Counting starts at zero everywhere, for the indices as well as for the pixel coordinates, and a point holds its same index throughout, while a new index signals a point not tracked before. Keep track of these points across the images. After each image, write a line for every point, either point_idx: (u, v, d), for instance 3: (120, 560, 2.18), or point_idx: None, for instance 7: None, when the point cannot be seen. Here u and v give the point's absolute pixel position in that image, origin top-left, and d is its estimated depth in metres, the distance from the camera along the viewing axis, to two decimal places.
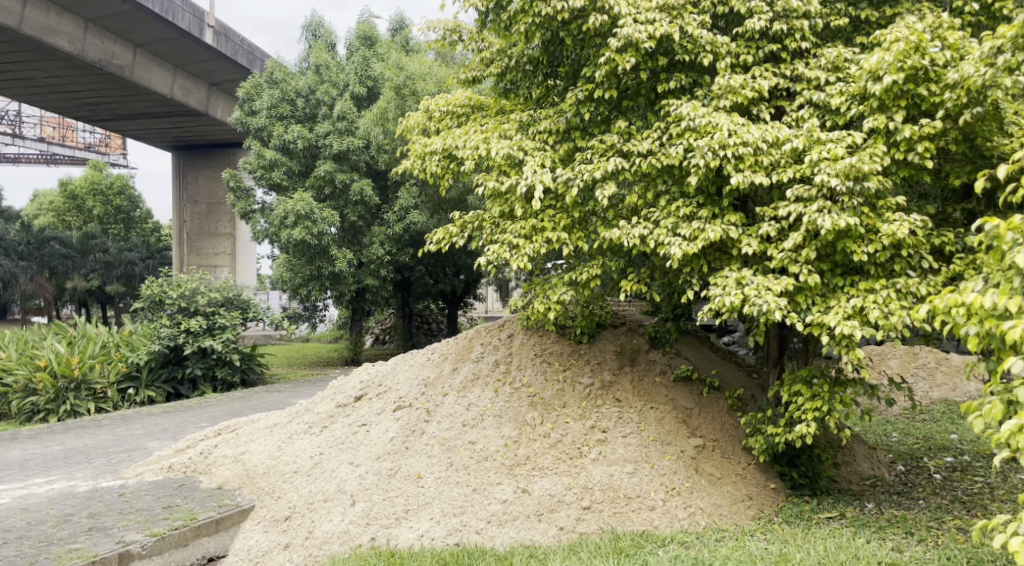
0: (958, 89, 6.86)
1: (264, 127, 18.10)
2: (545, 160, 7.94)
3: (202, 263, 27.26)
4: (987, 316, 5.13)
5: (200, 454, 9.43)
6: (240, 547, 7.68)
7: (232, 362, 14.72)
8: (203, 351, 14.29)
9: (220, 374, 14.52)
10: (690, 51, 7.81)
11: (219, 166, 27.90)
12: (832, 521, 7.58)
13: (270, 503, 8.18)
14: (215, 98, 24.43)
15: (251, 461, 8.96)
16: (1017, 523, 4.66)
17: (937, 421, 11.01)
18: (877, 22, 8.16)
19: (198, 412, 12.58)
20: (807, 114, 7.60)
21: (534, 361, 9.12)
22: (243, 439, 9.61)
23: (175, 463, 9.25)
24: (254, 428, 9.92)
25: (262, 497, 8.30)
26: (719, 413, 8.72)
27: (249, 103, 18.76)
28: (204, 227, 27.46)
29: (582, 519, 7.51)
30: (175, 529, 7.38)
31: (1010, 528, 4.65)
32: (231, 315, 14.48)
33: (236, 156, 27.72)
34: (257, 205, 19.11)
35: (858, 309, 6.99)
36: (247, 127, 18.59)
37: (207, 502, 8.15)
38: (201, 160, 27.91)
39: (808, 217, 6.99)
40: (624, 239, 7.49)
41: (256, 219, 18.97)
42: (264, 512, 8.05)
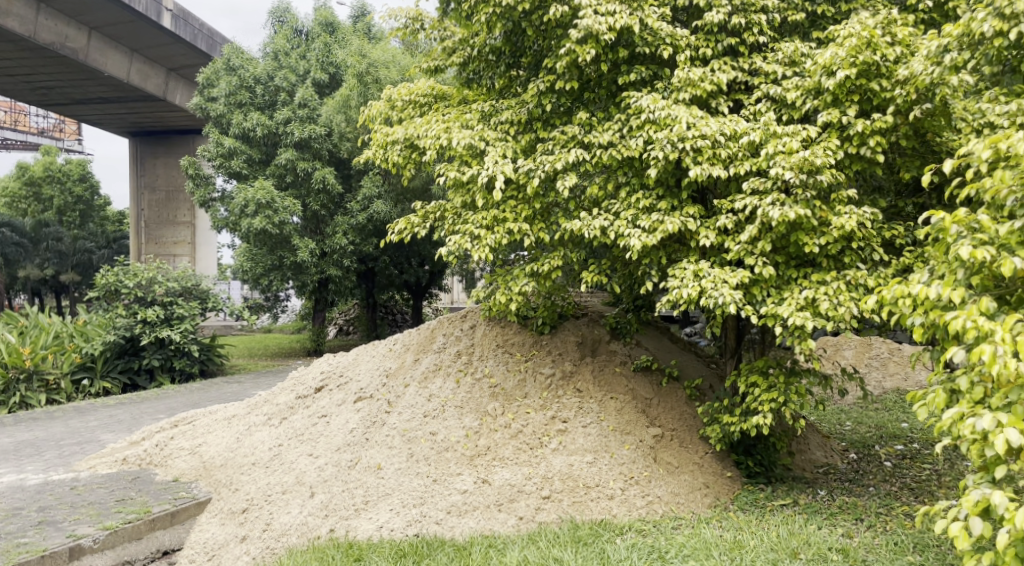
0: (908, 85, 6.98)
1: (223, 115, 17.94)
2: (506, 151, 7.96)
3: (160, 252, 26.92)
4: (933, 308, 5.24)
5: (157, 446, 9.36)
6: (195, 540, 7.64)
7: (191, 353, 14.60)
8: (161, 342, 14.19)
9: (178, 365, 14.41)
10: (650, 44, 7.88)
11: (179, 153, 27.64)
12: (785, 508, 7.71)
13: (227, 496, 8.14)
14: (174, 84, 24.11)
15: (208, 453, 8.92)
16: (958, 507, 4.77)
17: (889, 409, 11.25)
18: (833, 18, 8.27)
19: (154, 403, 12.48)
20: (764, 108, 7.71)
21: (496, 352, 9.17)
22: (200, 432, 9.56)
23: (130, 455, 9.17)
24: (212, 420, 9.88)
25: (219, 490, 8.26)
26: (677, 402, 8.83)
27: (208, 89, 18.64)
28: (162, 216, 27.10)
29: (541, 509, 7.56)
30: (128, 522, 7.33)
31: (952, 513, 4.76)
32: (189, 306, 14.42)
33: (196, 143, 27.51)
34: (217, 193, 18.94)
35: (810, 301, 7.11)
36: (205, 113, 18.45)
37: (162, 495, 8.10)
38: (160, 147, 27.64)
39: (763, 210, 7.10)
40: (585, 231, 7.55)
41: (215, 208, 18.79)
42: (221, 505, 8.01)
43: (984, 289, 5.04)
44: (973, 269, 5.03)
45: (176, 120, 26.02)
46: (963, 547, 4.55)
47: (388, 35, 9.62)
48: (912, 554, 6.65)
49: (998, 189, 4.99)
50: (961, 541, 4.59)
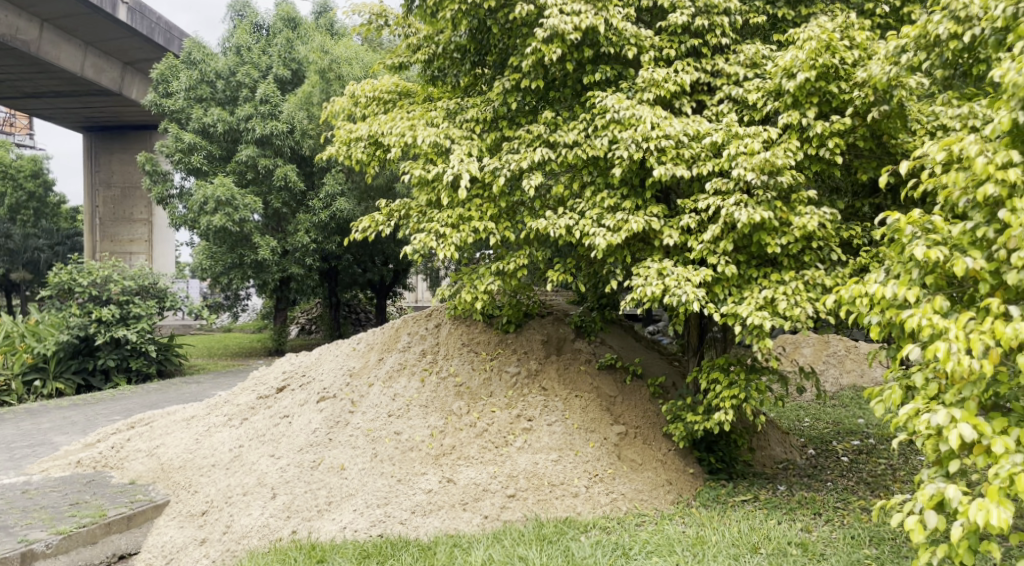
0: (866, 87, 7.12)
1: (182, 110, 17.80)
2: (472, 149, 7.97)
3: (115, 250, 26.54)
4: (889, 306, 5.33)
5: (113, 447, 9.25)
6: (153, 544, 7.58)
7: (148, 353, 14.45)
8: (116, 342, 14.07)
9: (134, 365, 14.27)
10: (615, 44, 7.93)
11: (135, 149, 27.30)
12: (746, 504, 7.83)
13: (186, 498, 8.09)
14: (130, 78, 23.79)
15: (166, 454, 8.84)
16: (913, 501, 4.87)
17: (846, 406, 11.46)
18: (793, 21, 8.41)
19: (110, 405, 12.33)
20: (726, 109, 7.81)
21: (461, 351, 9.19)
22: (158, 433, 9.47)
23: (85, 458, 9.06)
24: (170, 421, 9.79)
25: (178, 492, 8.20)
26: (642, 400, 8.92)
27: (164, 85, 18.49)
28: (118, 213, 26.68)
29: (506, 507, 7.60)
30: (83, 526, 7.25)
31: (907, 507, 4.84)
32: (146, 304, 14.22)
33: (153, 139, 27.23)
34: (175, 189, 18.74)
35: (769, 300, 7.22)
36: (162, 109, 18.27)
37: (118, 498, 8.02)
38: (115, 143, 27.24)
39: (725, 209, 7.19)
40: (549, 229, 7.59)
41: (173, 205, 18.59)
42: (181, 507, 7.97)
43: (937, 287, 5.15)
44: (927, 268, 5.13)
45: (132, 115, 25.71)
46: (917, 539, 4.62)
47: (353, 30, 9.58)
48: (868, 547, 6.78)
49: (950, 190, 5.10)
50: (916, 534, 4.66)
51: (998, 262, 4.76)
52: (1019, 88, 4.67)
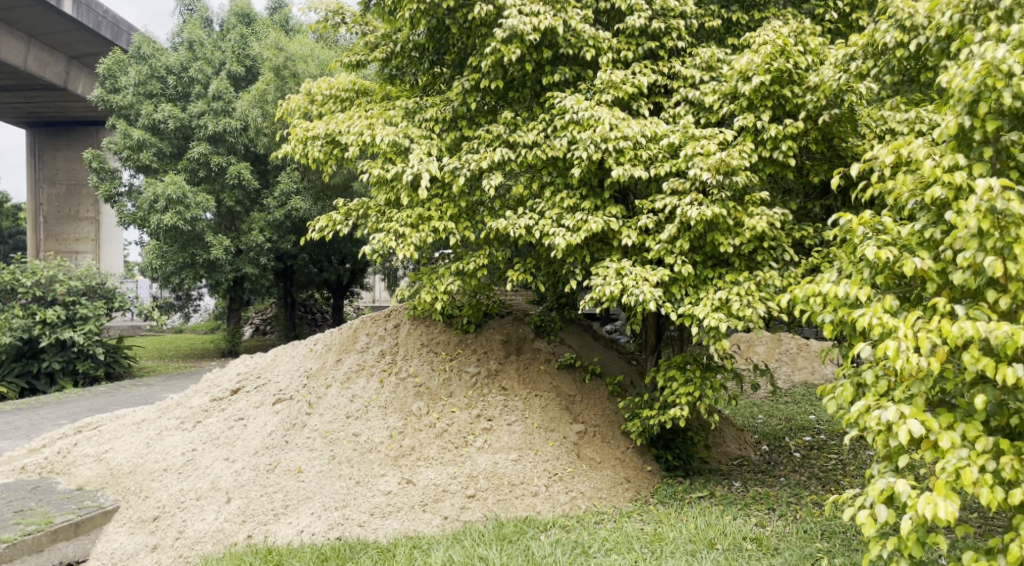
0: (818, 92, 7.27)
1: (131, 106, 17.56)
2: (432, 148, 8.00)
3: (61, 249, 26.10)
4: (841, 305, 5.45)
5: (59, 453, 9.11)
6: (103, 550, 7.49)
7: (95, 355, 14.24)
8: (62, 344, 13.86)
9: (81, 368, 14.05)
10: (573, 45, 7.97)
11: (80, 146, 26.85)
12: (703, 500, 7.95)
13: (137, 504, 8.00)
14: (76, 73, 23.39)
15: (116, 459, 8.72)
16: (864, 495, 4.98)
17: (797, 402, 11.68)
18: (747, 25, 8.56)
19: (54, 409, 12.11)
20: (683, 111, 7.92)
21: (421, 351, 9.20)
22: (107, 437, 9.34)
23: (30, 464, 8.91)
24: (119, 425, 9.67)
25: (129, 497, 8.11)
26: (601, 398, 9.01)
27: (112, 80, 18.20)
28: (63, 211, 26.19)
29: (466, 508, 7.63)
30: (29, 534, 7.13)
31: (858, 500, 4.95)
32: (93, 306, 14.02)
33: (99, 136, 26.77)
34: (124, 187, 18.46)
35: (724, 301, 7.34)
36: (109, 105, 18.00)
37: (65, 505, 7.91)
38: (60, 139, 26.78)
39: (682, 210, 7.28)
40: (509, 229, 7.63)
41: (122, 203, 18.31)
42: (131, 513, 7.89)
43: (887, 287, 5.27)
44: (877, 268, 5.25)
45: (79, 110, 25.27)
46: (869, 533, 4.74)
47: (308, 27, 9.56)
48: (820, 541, 6.92)
49: (898, 193, 5.22)
50: (866, 527, 4.77)
51: (944, 262, 4.88)
52: (965, 94, 4.80)
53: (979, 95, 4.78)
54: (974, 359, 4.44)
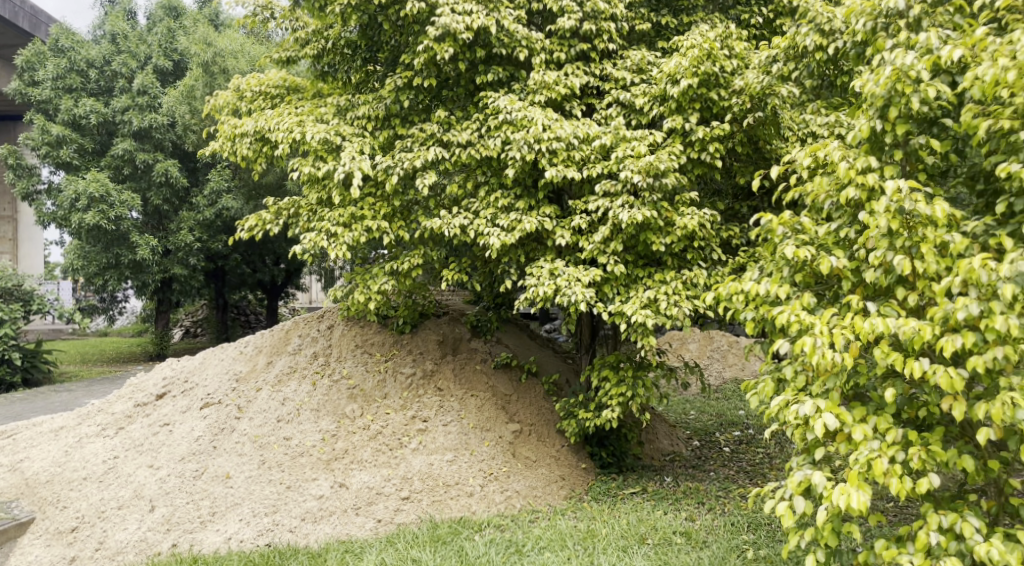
0: (743, 95, 7.48)
1: (49, 101, 16.90)
2: (364, 147, 7.94)
3: None
4: (763, 303, 5.58)
5: None
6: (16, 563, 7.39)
7: (12, 360, 13.85)
8: None
9: None
10: (507, 45, 7.99)
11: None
12: (635, 496, 8.07)
13: (55, 515, 7.86)
14: None
15: (33, 468, 8.50)
16: (784, 487, 5.11)
17: (728, 398, 11.94)
18: (676, 29, 8.74)
19: None
20: (615, 113, 8.02)
21: (354, 353, 9.17)
22: (23, 446, 9.09)
23: None
24: (37, 433, 9.42)
25: (46, 508, 7.92)
26: (537, 397, 9.07)
27: (29, 73, 17.23)
28: None
29: (400, 510, 7.62)
30: None
31: (778, 493, 5.07)
32: (10, 309, 13.63)
33: (15, 131, 25.98)
34: (43, 184, 18.02)
35: (653, 300, 7.47)
36: (27, 99, 17.51)
37: None
38: None
39: (614, 211, 7.37)
40: (444, 229, 7.64)
41: (41, 201, 17.81)
42: (49, 525, 7.73)
43: (806, 285, 5.42)
44: (796, 267, 5.40)
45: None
46: (787, 524, 4.85)
47: (237, 22, 9.41)
48: (746, 533, 7.09)
49: (816, 193, 5.37)
50: (785, 519, 4.89)
51: (858, 261, 5.04)
52: (877, 98, 4.97)
53: (891, 100, 4.96)
54: (886, 354, 4.59)
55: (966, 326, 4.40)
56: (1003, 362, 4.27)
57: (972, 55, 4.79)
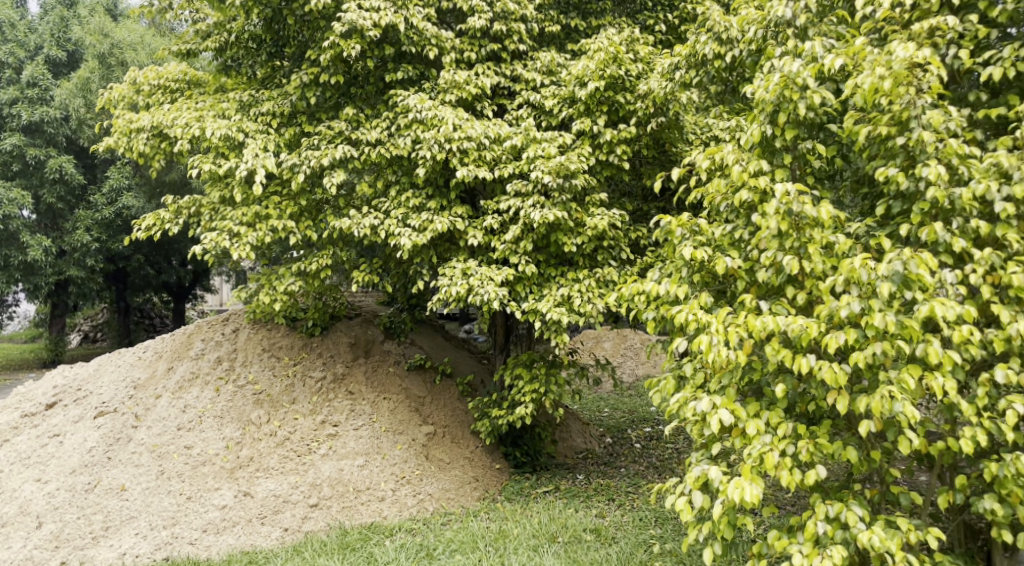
0: (647, 99, 7.59)
1: None
2: (268, 143, 7.80)
3: None
4: (664, 303, 5.68)
5: None
6: None
7: None
8: None
9: None
10: (417, 43, 8.01)
11: None
12: (547, 495, 8.16)
13: None
14: None
15: None
16: (684, 483, 5.21)
17: (640, 394, 12.15)
18: (585, 31, 8.86)
19: None
20: (525, 114, 8.07)
21: (261, 357, 9.02)
22: None
23: None
24: None
25: None
26: (450, 399, 9.09)
27: None
28: None
29: (308, 517, 7.53)
30: None
31: (677, 489, 5.16)
32: None
33: None
34: None
35: (566, 298, 7.55)
36: None
37: None
38: None
39: (525, 212, 7.41)
40: (354, 229, 7.58)
41: None
42: None
43: (704, 285, 5.55)
44: (694, 267, 5.53)
45: None
46: (686, 519, 4.95)
47: (133, 12, 9.12)
48: (653, 528, 7.24)
49: (713, 195, 5.49)
50: (684, 513, 4.99)
51: (751, 261, 5.22)
52: (766, 104, 5.17)
53: (779, 106, 5.16)
54: (776, 351, 4.75)
55: (849, 323, 4.60)
56: (883, 357, 4.48)
57: (853, 64, 5.02)
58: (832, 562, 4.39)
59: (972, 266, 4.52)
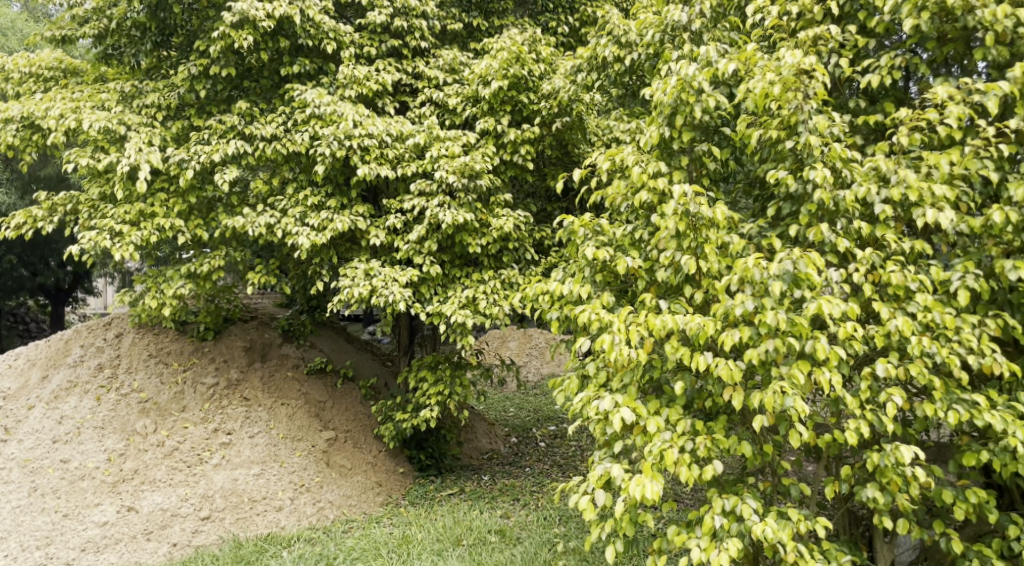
0: (551, 100, 7.63)
1: None
2: (152, 137, 7.49)
3: None
4: (568, 302, 5.67)
5: None
6: None
7: None
8: None
9: None
10: (314, 37, 7.85)
11: None
12: (452, 497, 8.11)
13: None
14: None
15: None
16: (587, 482, 5.21)
17: (545, 394, 12.23)
18: (486, 31, 8.85)
19: None
20: (428, 112, 7.99)
21: (147, 363, 8.67)
22: None
23: None
24: None
25: None
26: (352, 403, 8.95)
27: None
28: None
29: (198, 531, 7.28)
30: None
31: (581, 487, 5.16)
32: None
33: None
34: None
35: (471, 299, 7.50)
36: None
37: None
38: None
39: (430, 211, 7.30)
40: (248, 228, 7.36)
41: None
42: None
43: (606, 284, 5.56)
44: (596, 267, 5.54)
45: None
46: (589, 518, 4.95)
47: None
48: (557, 526, 7.27)
49: (613, 196, 5.52)
50: (588, 512, 4.99)
51: (651, 261, 5.28)
52: (664, 106, 5.26)
53: (677, 108, 5.25)
54: (675, 349, 4.81)
55: (743, 321, 4.70)
56: (775, 354, 4.58)
57: (745, 69, 5.14)
58: (729, 555, 4.46)
59: (855, 265, 4.67)
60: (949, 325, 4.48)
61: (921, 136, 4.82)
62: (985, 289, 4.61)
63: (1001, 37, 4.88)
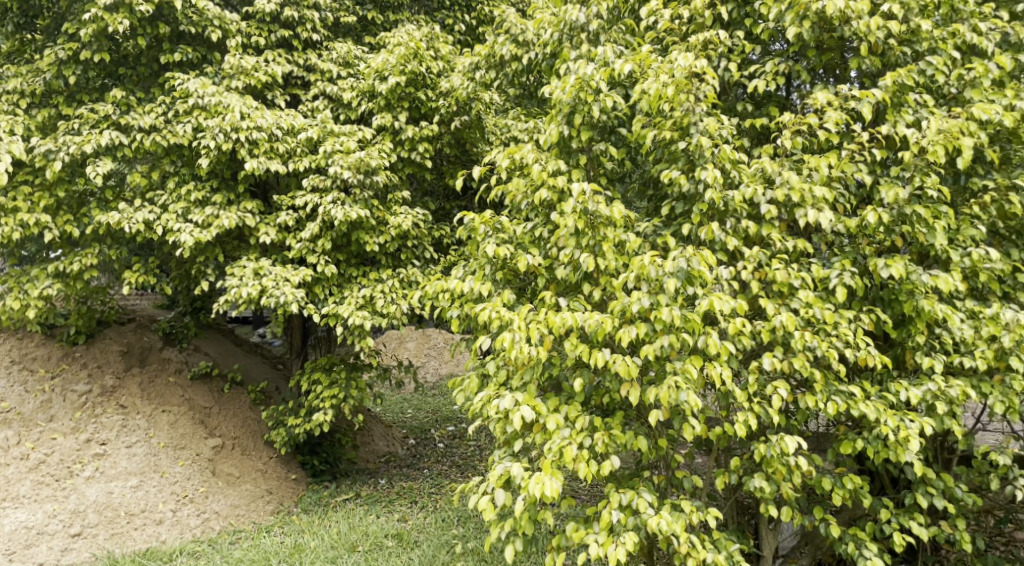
0: (450, 97, 7.57)
1: None
2: (15, 126, 7.02)
3: None
4: (467, 300, 5.54)
5: None
6: None
7: None
8: None
9: None
10: (196, 23, 7.57)
11: None
12: (347, 502, 7.94)
13: None
14: None
15: None
16: (486, 482, 5.11)
17: (444, 394, 12.13)
18: (382, 25, 8.70)
19: None
20: (321, 105, 7.79)
21: (11, 370, 8.30)
22: None
23: None
24: None
25: None
26: (241, 407, 8.64)
27: None
28: None
29: (68, 549, 6.79)
30: None
31: (480, 488, 5.06)
32: None
33: None
34: None
35: (368, 299, 7.33)
36: None
37: None
38: None
39: (324, 208, 7.11)
40: (125, 225, 7.00)
41: None
42: None
43: (506, 282, 5.50)
44: (498, 265, 5.46)
45: None
46: (489, 518, 4.85)
47: None
48: (455, 528, 7.19)
49: (514, 194, 5.44)
50: (488, 513, 4.90)
51: (550, 259, 5.24)
52: (563, 105, 5.26)
53: (575, 107, 5.25)
54: (574, 346, 4.79)
55: (638, 317, 4.70)
56: (669, 350, 4.60)
57: (640, 69, 5.18)
58: (626, 549, 4.45)
59: (743, 262, 4.74)
60: (829, 320, 4.60)
61: (802, 139, 4.93)
62: (860, 286, 4.74)
63: (874, 46, 5.07)
